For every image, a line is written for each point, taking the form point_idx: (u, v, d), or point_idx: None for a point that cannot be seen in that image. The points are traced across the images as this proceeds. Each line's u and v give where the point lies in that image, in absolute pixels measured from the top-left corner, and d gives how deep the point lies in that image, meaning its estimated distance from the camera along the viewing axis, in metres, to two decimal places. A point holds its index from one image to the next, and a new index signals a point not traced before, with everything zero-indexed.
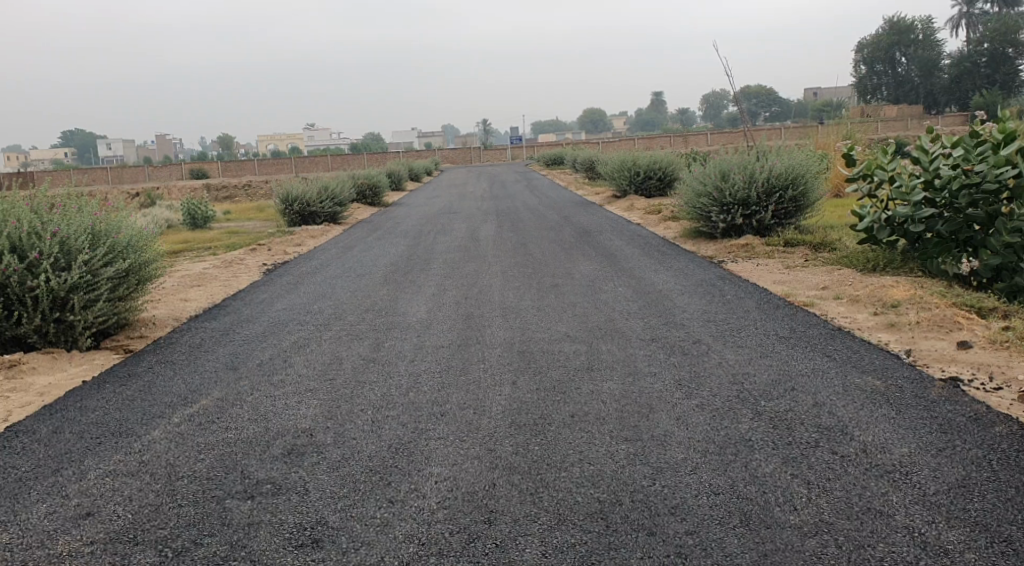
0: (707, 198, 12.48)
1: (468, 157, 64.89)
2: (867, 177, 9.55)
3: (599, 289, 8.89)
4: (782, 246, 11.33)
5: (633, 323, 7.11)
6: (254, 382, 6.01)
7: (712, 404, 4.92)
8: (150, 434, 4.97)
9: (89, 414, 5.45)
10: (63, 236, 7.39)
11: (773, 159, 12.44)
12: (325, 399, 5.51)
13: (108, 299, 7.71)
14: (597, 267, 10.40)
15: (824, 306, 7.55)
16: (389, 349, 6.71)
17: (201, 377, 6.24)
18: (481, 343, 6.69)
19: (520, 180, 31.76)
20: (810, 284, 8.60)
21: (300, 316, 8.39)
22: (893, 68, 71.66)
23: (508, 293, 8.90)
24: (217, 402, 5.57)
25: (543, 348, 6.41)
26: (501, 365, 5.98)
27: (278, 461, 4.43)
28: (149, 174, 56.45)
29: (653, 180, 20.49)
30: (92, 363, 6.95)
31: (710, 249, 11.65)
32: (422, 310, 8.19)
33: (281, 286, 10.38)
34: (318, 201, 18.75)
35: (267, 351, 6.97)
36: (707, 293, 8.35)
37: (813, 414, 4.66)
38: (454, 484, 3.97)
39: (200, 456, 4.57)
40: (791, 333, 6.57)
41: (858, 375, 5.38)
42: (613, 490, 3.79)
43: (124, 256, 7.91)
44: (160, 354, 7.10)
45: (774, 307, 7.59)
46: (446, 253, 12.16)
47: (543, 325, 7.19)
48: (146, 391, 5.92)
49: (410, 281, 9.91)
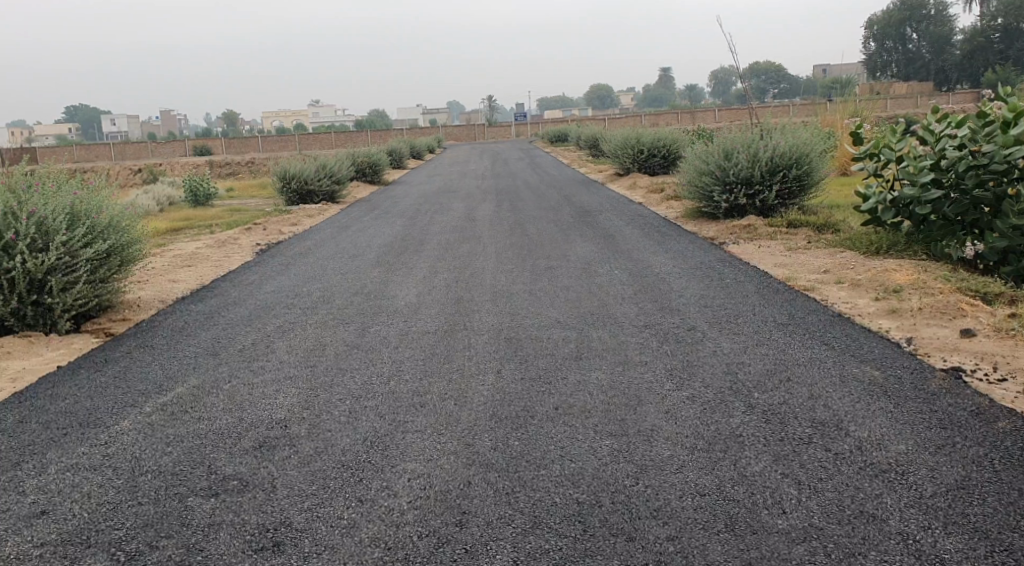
0: (710, 178, 12.23)
1: (473, 134, 64.43)
2: (873, 156, 9.28)
3: (594, 272, 8.67)
4: (786, 227, 11.08)
5: (626, 308, 6.91)
6: (233, 369, 5.82)
7: (703, 396, 4.73)
8: (119, 425, 4.81)
9: (59, 401, 5.30)
10: (40, 216, 7.22)
11: (777, 137, 12.17)
12: (304, 387, 5.32)
13: (88, 281, 7.54)
14: (594, 248, 10.18)
15: (825, 291, 7.32)
16: (374, 335, 6.52)
17: (179, 363, 6.07)
18: (469, 329, 6.50)
19: (524, 158, 31.44)
20: (812, 268, 8.36)
21: (288, 298, 8.20)
22: (904, 44, 70.81)
23: (501, 275, 8.69)
24: (193, 390, 5.40)
25: (533, 335, 6.21)
26: (488, 353, 5.78)
27: (247, 455, 4.25)
28: (153, 151, 56.21)
29: (657, 158, 20.20)
30: (70, 347, 6.79)
31: (712, 229, 11.41)
32: (412, 293, 8.00)
33: (273, 267, 10.19)
34: (317, 179, 18.52)
35: (250, 335, 6.79)
36: (705, 277, 8.13)
37: (808, 408, 4.45)
38: (428, 482, 3.78)
39: (167, 449, 4.40)
40: (789, 320, 6.35)
41: (856, 365, 5.16)
42: (593, 490, 3.60)
43: (106, 236, 7.74)
44: (140, 338, 6.93)
45: (774, 292, 7.37)
46: (442, 234, 11.94)
47: (534, 310, 7.00)
48: (121, 378, 5.75)
49: (403, 263, 9.71)
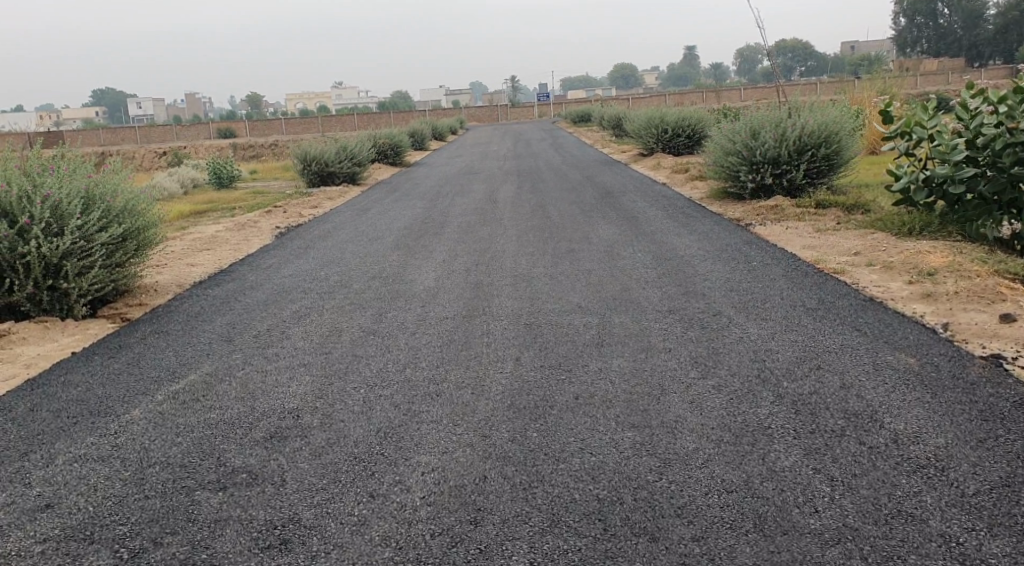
0: (736, 157, 11.96)
1: (496, 115, 64.11)
2: (905, 134, 8.97)
3: (616, 255, 8.47)
4: (814, 207, 10.80)
5: (650, 293, 6.71)
6: (247, 356, 5.72)
7: (729, 385, 4.54)
8: (129, 414, 4.71)
9: (71, 389, 5.21)
10: (55, 200, 7.13)
11: (805, 115, 11.86)
12: (318, 375, 5.20)
13: (104, 266, 7.46)
14: (617, 230, 9.98)
15: (856, 274, 7.08)
16: (392, 320, 6.39)
17: (193, 349, 5.97)
18: (487, 314, 6.35)
19: (546, 139, 31.18)
20: (842, 250, 8.11)
21: (305, 283, 8.09)
22: (934, 20, 69.44)
23: (522, 259, 8.52)
24: (205, 378, 5.30)
25: (553, 320, 6.04)
26: (506, 339, 5.63)
27: (257, 447, 4.13)
28: (177, 134, 56.43)
29: (681, 138, 19.89)
30: (85, 333, 6.71)
31: (737, 210, 11.16)
32: (431, 277, 7.85)
33: (291, 250, 10.08)
34: (338, 161, 18.41)
35: (266, 321, 6.68)
36: (731, 259, 7.91)
37: (840, 398, 4.26)
38: (442, 476, 3.65)
39: (177, 440, 4.29)
40: (819, 304, 6.13)
41: (890, 352, 4.95)
42: (614, 485, 3.44)
43: (121, 221, 7.64)
44: (156, 323, 6.84)
45: (802, 274, 7.14)
46: (462, 216, 11.79)
47: (555, 295, 6.83)
48: (134, 365, 5.66)
49: (422, 246, 9.57)
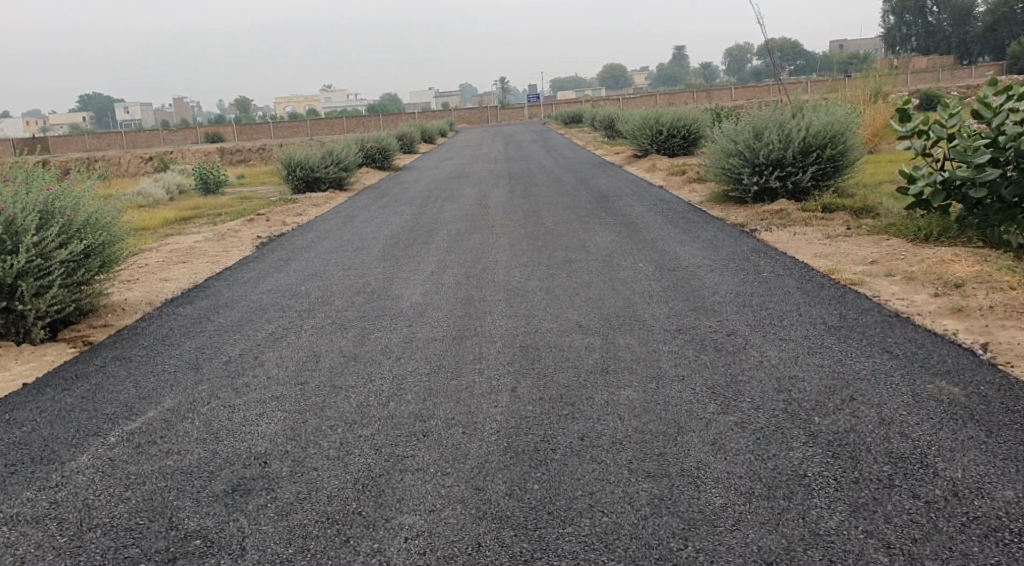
0: (738, 159, 11.45)
1: (486, 117, 63.57)
2: (921, 133, 8.52)
3: (617, 265, 7.96)
4: (821, 211, 10.30)
5: (656, 309, 6.19)
6: (215, 387, 5.17)
7: (753, 422, 4.03)
8: (75, 460, 4.17)
9: (15, 429, 4.66)
10: (10, 215, 6.56)
11: (809, 115, 11.38)
12: (292, 410, 4.66)
13: (65, 284, 6.90)
14: (616, 238, 9.47)
15: (875, 286, 6.57)
16: (375, 344, 5.86)
17: (156, 380, 5.40)
18: (479, 336, 5.83)
19: (538, 140, 30.67)
20: (856, 257, 7.62)
21: (284, 299, 7.54)
22: (925, 18, 69.29)
23: (516, 270, 8.00)
24: (167, 415, 4.75)
25: (551, 343, 5.53)
26: (501, 366, 5.11)
27: (215, 503, 3.60)
28: (165, 138, 55.70)
29: (677, 139, 19.40)
30: (41, 360, 6.16)
31: (740, 215, 10.64)
32: (418, 292, 7.32)
33: (272, 262, 9.54)
34: (324, 166, 17.81)
35: (238, 345, 6.12)
36: (740, 270, 7.40)
37: (881, 437, 3.74)
38: (428, 544, 3.17)
39: (124, 495, 3.76)
40: (842, 321, 5.61)
41: (929, 379, 4.43)
42: (632, 556, 3.00)
43: (83, 236, 7.08)
44: (119, 348, 6.29)
45: (818, 286, 6.64)
46: (451, 223, 11.25)
47: (552, 313, 6.32)
48: (89, 399, 5.10)
49: (410, 258, 9.03)
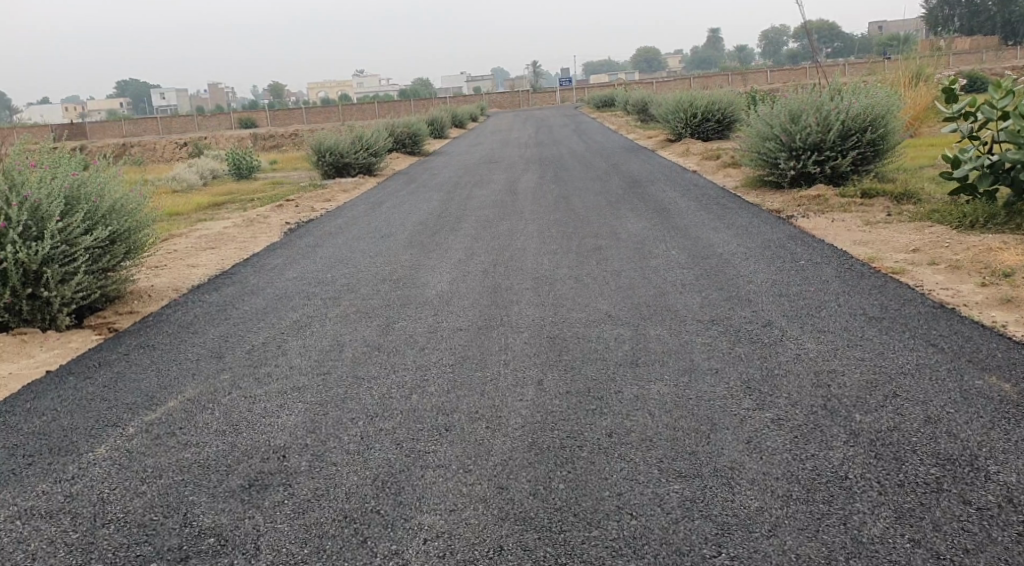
0: (774, 143, 11.17)
1: (517, 102, 63.20)
2: (969, 115, 8.21)
3: (648, 253, 7.76)
4: (860, 197, 10.01)
5: (688, 299, 6.01)
6: (237, 377, 5.08)
7: (790, 420, 3.85)
8: (93, 452, 4.10)
9: (35, 419, 4.60)
10: (35, 201, 6.52)
11: (848, 98, 11.06)
12: (313, 401, 4.55)
13: (90, 271, 6.85)
14: (648, 224, 9.25)
15: (919, 274, 6.32)
16: (399, 333, 5.74)
17: (178, 369, 5.33)
18: (506, 326, 5.69)
19: (570, 125, 30.37)
20: (898, 244, 7.35)
21: (309, 287, 7.45)
22: None
23: (545, 258, 7.84)
24: (187, 405, 4.67)
25: (580, 334, 5.38)
26: (527, 358, 4.97)
27: (231, 500, 3.50)
28: (199, 124, 56.11)
29: (711, 123, 19.04)
30: (66, 347, 6.11)
31: (776, 201, 10.38)
32: (445, 280, 7.19)
33: (299, 249, 9.47)
34: (353, 152, 17.74)
35: (261, 333, 6.04)
36: (775, 257, 7.18)
37: (928, 437, 3.53)
38: (448, 547, 3.04)
39: (140, 489, 3.67)
40: (883, 313, 5.37)
41: (978, 374, 4.21)
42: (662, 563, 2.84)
43: (108, 222, 7.03)
44: (143, 336, 6.23)
45: (857, 276, 6.40)
46: (480, 209, 11.11)
47: (581, 302, 6.16)
48: (111, 388, 5.04)
49: (437, 245, 8.90)
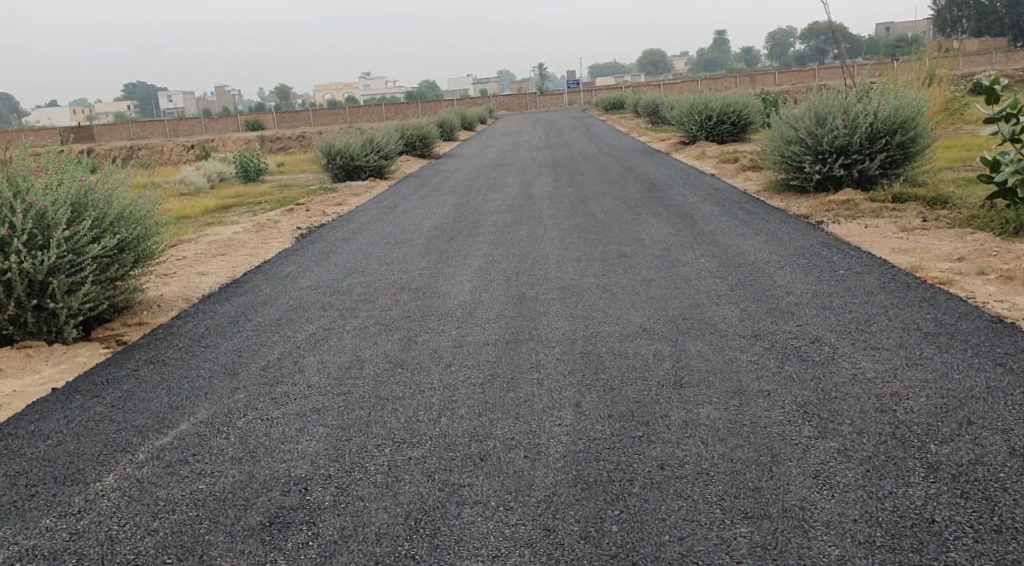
0: (799, 146, 10.82)
1: (525, 102, 62.91)
2: (1011, 117, 7.87)
3: (678, 261, 7.44)
4: (891, 202, 9.68)
5: (726, 311, 5.68)
6: (252, 397, 4.77)
7: (857, 450, 3.55)
8: (100, 481, 3.80)
9: (39, 443, 4.30)
10: (41, 208, 6.22)
11: (876, 99, 10.72)
12: (335, 425, 4.24)
13: (97, 281, 6.56)
14: (673, 230, 8.93)
15: (968, 285, 5.99)
16: (422, 348, 5.43)
17: (190, 388, 5.02)
18: (535, 340, 5.38)
19: (580, 127, 30.04)
20: (940, 253, 7.03)
21: (324, 296, 7.15)
22: None
23: (569, 266, 7.53)
24: (200, 428, 4.36)
25: (615, 350, 5.06)
26: (562, 377, 4.66)
27: (251, 540, 3.21)
28: (206, 126, 55.92)
29: (726, 125, 18.72)
30: (72, 362, 5.81)
31: (803, 205, 10.06)
32: (466, 289, 6.89)
33: (312, 256, 9.16)
34: (364, 154, 17.44)
35: (277, 348, 5.73)
36: (813, 266, 6.85)
37: (1016, 474, 3.25)
38: None
39: (151, 525, 3.38)
40: (939, 327, 5.05)
41: None
42: None
43: (117, 229, 6.73)
44: (152, 349, 5.93)
45: (903, 286, 6.07)
46: (496, 214, 10.79)
47: (613, 315, 5.83)
48: (119, 409, 4.74)
49: (455, 251, 8.59)
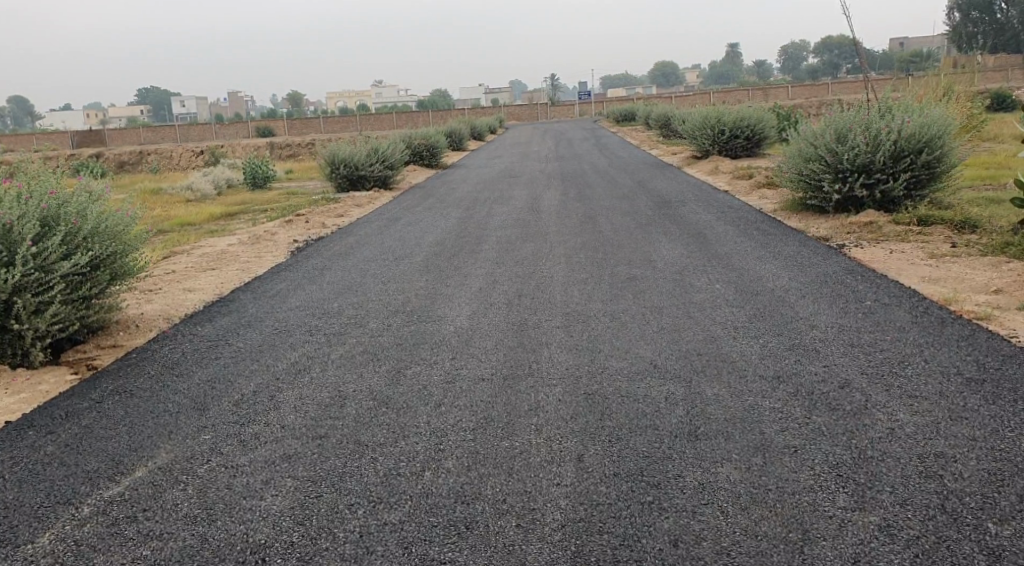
0: (818, 164, 10.31)
1: (535, 113, 62.46)
2: None
3: (692, 285, 6.94)
4: (916, 225, 9.17)
5: (745, 348, 5.18)
6: (220, 438, 4.31)
7: (905, 526, 3.08)
8: (34, 542, 3.40)
9: None
10: (5, 223, 5.79)
11: (900, 116, 10.19)
12: (306, 476, 3.77)
13: (68, 300, 6.12)
14: (687, 251, 8.44)
15: (1010, 322, 5.49)
16: (411, 383, 4.95)
17: (154, 425, 4.56)
18: (535, 377, 4.89)
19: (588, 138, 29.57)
20: (975, 283, 6.52)
21: (313, 319, 6.69)
22: (991, 15, 66.34)
23: (575, 289, 7.05)
24: (156, 475, 3.91)
25: (624, 390, 4.57)
26: (563, 423, 4.16)
27: None
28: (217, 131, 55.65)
29: (739, 139, 18.19)
30: (35, 390, 5.38)
31: (822, 226, 9.57)
32: (463, 314, 6.41)
33: (306, 272, 8.70)
34: (368, 164, 17.00)
35: (254, 379, 5.25)
36: (837, 296, 6.35)
37: None
38: None
39: None
40: (983, 373, 4.55)
41: None
42: None
43: (91, 246, 6.28)
44: (123, 377, 5.48)
45: (937, 321, 5.58)
46: (499, 230, 10.32)
47: (622, 348, 5.34)
48: (73, 448, 4.29)
49: (454, 270, 8.12)
